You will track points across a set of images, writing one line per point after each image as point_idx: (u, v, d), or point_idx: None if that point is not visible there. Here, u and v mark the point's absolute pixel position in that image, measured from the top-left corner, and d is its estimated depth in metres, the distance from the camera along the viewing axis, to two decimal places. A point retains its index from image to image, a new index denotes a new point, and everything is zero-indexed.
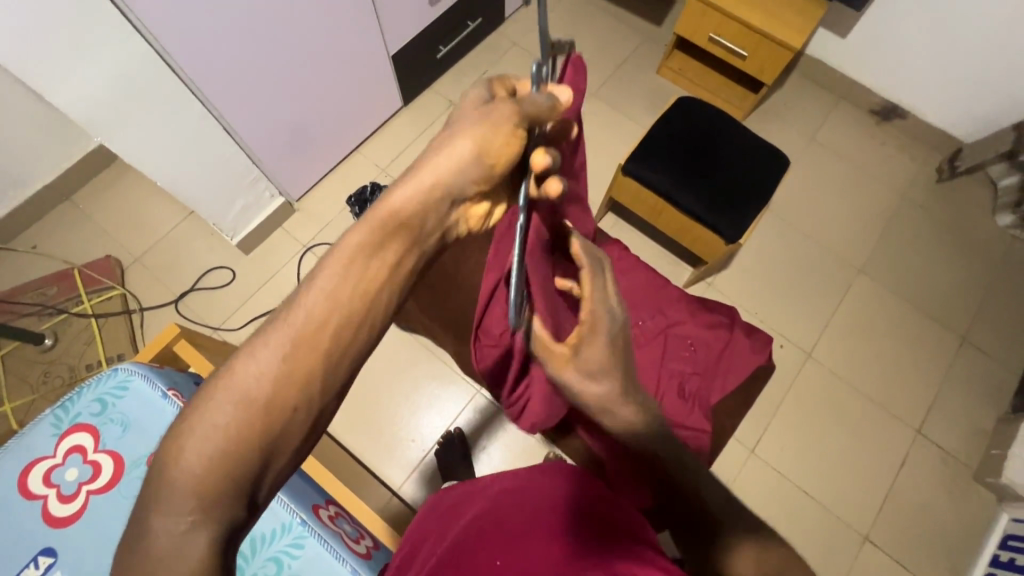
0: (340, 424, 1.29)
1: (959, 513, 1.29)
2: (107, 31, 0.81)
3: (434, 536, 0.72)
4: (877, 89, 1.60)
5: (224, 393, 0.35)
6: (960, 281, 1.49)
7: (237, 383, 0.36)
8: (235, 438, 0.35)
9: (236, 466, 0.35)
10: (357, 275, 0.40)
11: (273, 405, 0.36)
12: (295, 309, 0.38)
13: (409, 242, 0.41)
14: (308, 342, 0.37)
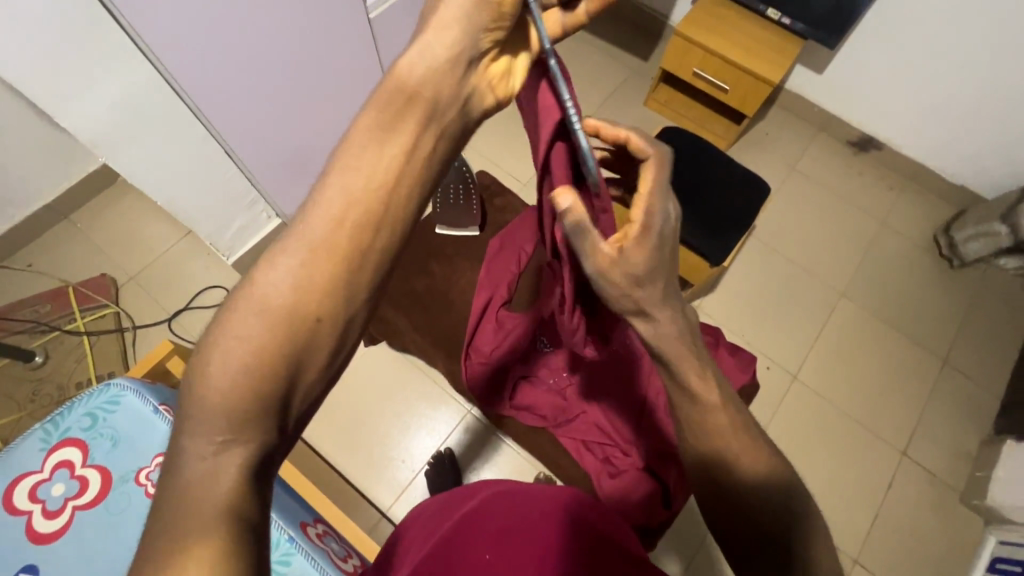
0: (329, 444, 1.28)
1: (947, 536, 1.30)
2: (115, 57, 0.84)
3: (422, 535, 0.70)
4: (854, 123, 1.67)
5: (248, 304, 0.43)
6: (940, 305, 1.54)
7: (258, 290, 0.44)
8: (259, 349, 0.42)
9: (256, 402, 0.42)
10: (367, 169, 0.46)
11: (293, 309, 0.44)
12: (311, 214, 0.46)
13: (422, 120, 0.48)
14: (323, 250, 0.45)
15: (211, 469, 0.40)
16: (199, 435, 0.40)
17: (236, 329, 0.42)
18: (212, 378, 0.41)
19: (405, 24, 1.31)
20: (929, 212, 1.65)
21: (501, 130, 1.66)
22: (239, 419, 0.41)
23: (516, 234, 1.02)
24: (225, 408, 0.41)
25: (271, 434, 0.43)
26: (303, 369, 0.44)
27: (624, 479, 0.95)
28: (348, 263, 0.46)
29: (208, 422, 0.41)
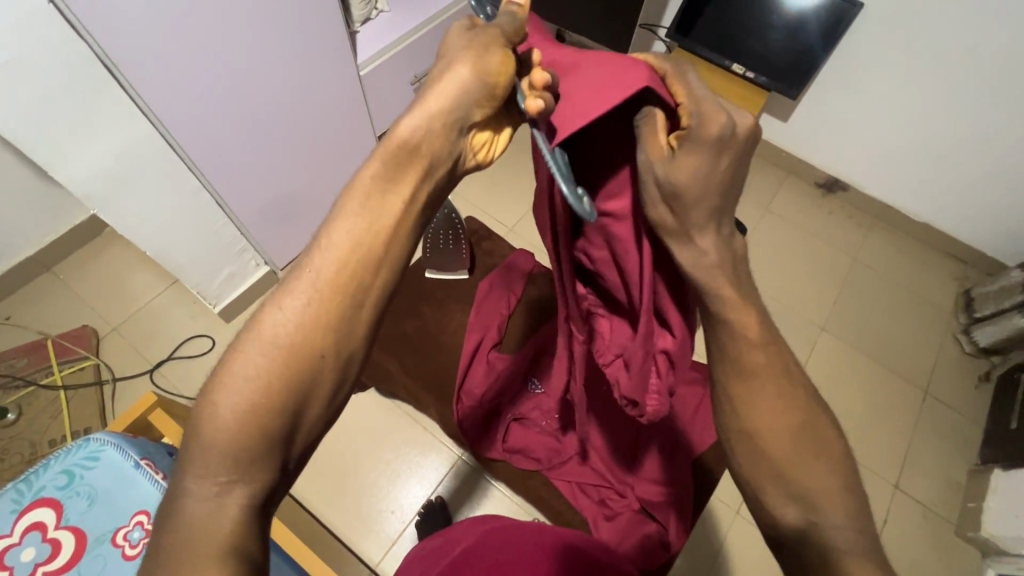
0: (316, 496, 1.24)
1: (947, 570, 1.29)
2: (112, 113, 0.87)
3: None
4: (820, 166, 1.77)
5: (254, 343, 0.46)
6: (916, 337, 1.58)
7: (265, 329, 0.46)
8: (263, 386, 0.45)
9: (259, 439, 0.45)
10: (369, 212, 0.48)
11: (295, 346, 0.46)
12: (316, 253, 0.48)
13: (419, 176, 0.49)
14: (327, 287, 0.48)
15: (213, 509, 0.43)
16: (202, 475, 0.43)
17: (242, 365, 0.45)
18: (220, 415, 0.44)
19: (394, 80, 1.38)
20: (896, 248, 1.72)
21: (487, 176, 1.71)
22: (242, 456, 0.44)
23: (504, 277, 1.08)
24: (229, 446, 0.44)
25: (273, 468, 0.46)
26: (304, 405, 0.47)
27: (620, 523, 0.93)
28: (348, 296, 0.48)
29: (213, 461, 0.44)
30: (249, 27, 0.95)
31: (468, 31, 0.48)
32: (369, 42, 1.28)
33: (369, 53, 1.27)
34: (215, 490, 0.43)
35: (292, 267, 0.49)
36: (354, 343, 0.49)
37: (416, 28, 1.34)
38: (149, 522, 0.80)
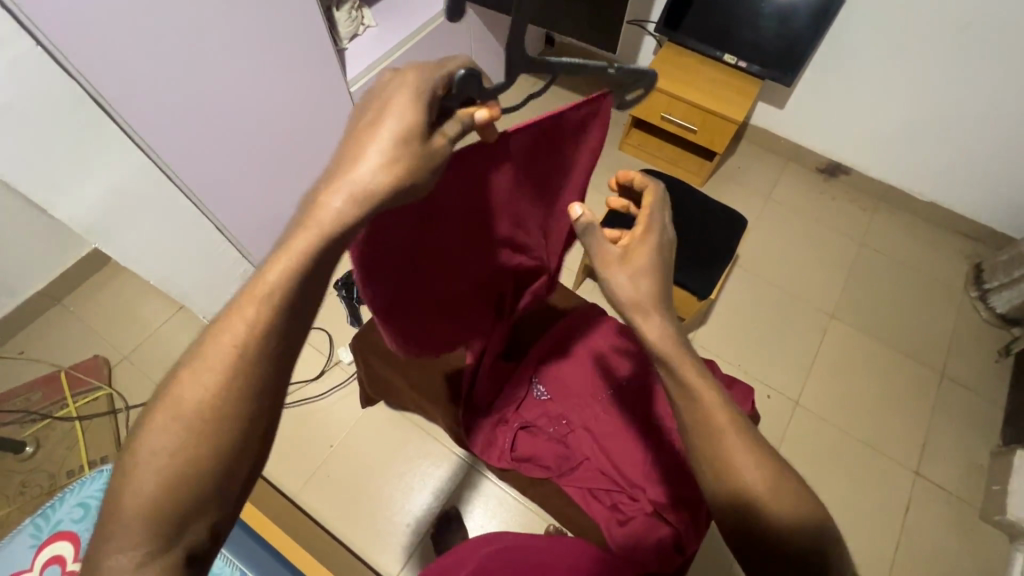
0: (328, 509, 1.25)
1: (976, 556, 1.26)
2: (112, 151, 0.89)
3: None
4: (821, 151, 1.75)
5: (166, 418, 0.44)
6: (929, 318, 1.56)
7: (180, 401, 0.45)
8: (186, 453, 0.44)
9: (179, 505, 0.44)
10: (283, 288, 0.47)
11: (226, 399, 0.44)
12: (222, 332, 0.46)
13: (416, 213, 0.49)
14: (242, 350, 0.46)
15: None
16: (120, 546, 0.43)
17: (156, 439, 0.44)
18: (139, 488, 0.43)
19: None
20: (903, 230, 1.70)
21: None
22: (177, 511, 0.44)
23: None
24: (142, 521, 0.43)
25: (202, 530, 0.45)
26: (230, 474, 0.46)
27: (631, 526, 0.92)
28: (265, 350, 0.46)
29: (129, 535, 0.43)
30: (239, 55, 0.97)
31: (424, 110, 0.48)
32: (358, 57, 1.29)
33: (358, 70, 1.27)
34: (159, 544, 0.43)
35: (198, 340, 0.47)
36: (278, 393, 0.48)
37: (404, 41, 1.34)
38: None
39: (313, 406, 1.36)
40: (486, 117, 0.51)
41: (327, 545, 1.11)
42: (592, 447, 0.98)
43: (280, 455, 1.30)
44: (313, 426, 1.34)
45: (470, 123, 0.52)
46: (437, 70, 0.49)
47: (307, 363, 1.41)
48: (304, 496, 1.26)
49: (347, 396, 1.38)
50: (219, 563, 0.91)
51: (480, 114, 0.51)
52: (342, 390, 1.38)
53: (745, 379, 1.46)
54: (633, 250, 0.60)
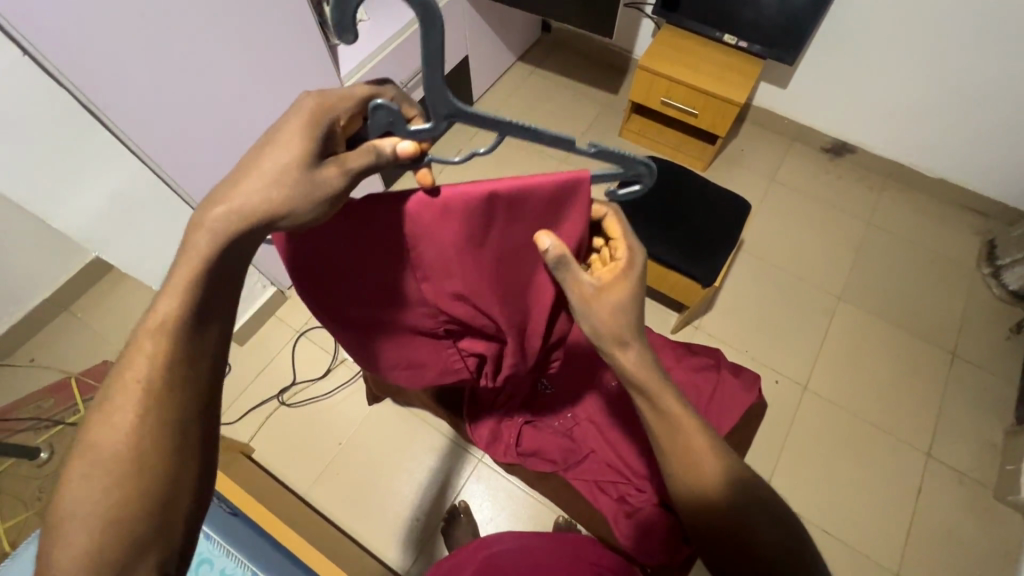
0: (337, 506, 1.26)
1: (990, 537, 1.24)
2: (106, 158, 0.89)
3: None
4: (825, 130, 1.71)
5: (85, 461, 0.43)
6: (938, 297, 1.53)
7: (102, 440, 0.43)
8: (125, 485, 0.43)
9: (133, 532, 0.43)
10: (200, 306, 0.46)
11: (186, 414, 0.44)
12: (135, 361, 0.45)
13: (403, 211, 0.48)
14: (169, 375, 0.46)
15: None
16: None
17: (79, 485, 0.42)
18: (76, 525, 0.42)
19: None
20: (911, 208, 1.66)
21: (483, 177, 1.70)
22: (137, 542, 0.43)
23: None
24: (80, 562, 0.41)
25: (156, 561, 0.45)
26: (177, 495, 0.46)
27: (638, 518, 0.91)
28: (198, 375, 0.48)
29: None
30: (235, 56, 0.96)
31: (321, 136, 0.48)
32: (351, 53, 1.28)
33: (351, 65, 1.26)
34: None
35: (115, 373, 0.46)
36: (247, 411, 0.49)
37: (397, 33, 1.33)
38: None
39: (319, 405, 1.37)
40: (414, 150, 0.51)
41: (337, 541, 1.12)
42: (597, 439, 0.99)
43: (288, 454, 1.32)
44: (321, 424, 1.34)
45: (381, 155, 0.51)
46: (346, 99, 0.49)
47: (313, 363, 1.42)
48: (314, 493, 1.27)
49: (353, 394, 1.38)
50: (231, 564, 0.93)
51: (401, 143, 0.50)
52: (348, 388, 1.39)
53: (752, 366, 1.44)
54: (609, 286, 0.60)
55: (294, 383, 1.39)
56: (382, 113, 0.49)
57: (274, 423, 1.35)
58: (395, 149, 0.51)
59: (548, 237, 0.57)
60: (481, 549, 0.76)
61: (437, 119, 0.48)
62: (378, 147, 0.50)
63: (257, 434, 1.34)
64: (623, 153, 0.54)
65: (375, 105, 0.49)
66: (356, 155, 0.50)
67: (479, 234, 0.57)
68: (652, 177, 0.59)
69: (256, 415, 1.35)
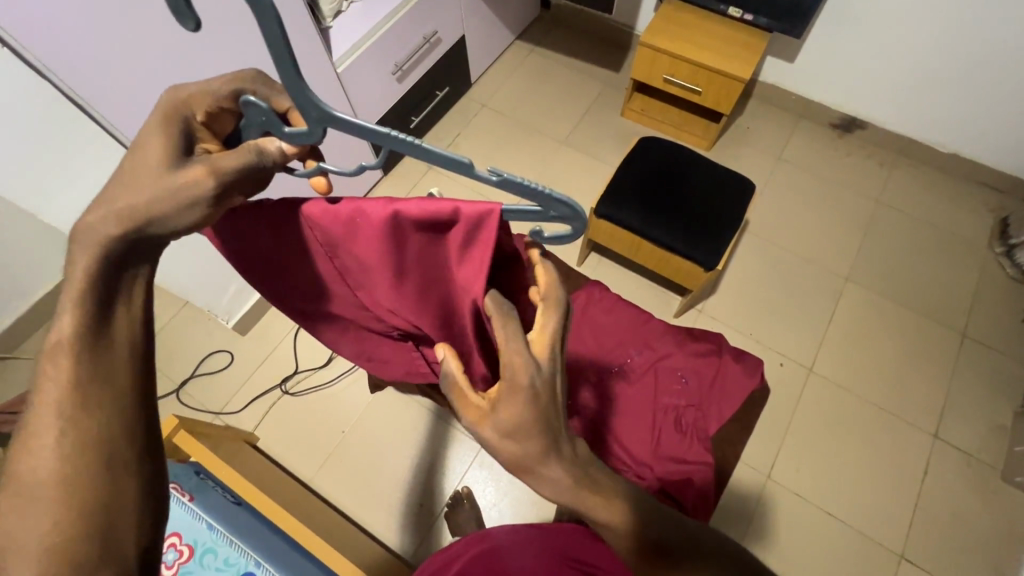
0: (341, 494, 1.27)
1: (996, 519, 1.24)
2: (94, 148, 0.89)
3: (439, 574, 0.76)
4: (834, 105, 1.66)
5: None
6: (949, 277, 1.50)
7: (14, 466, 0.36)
8: None
9: None
10: None
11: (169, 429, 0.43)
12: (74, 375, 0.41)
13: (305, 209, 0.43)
14: None
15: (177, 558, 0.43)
16: None
17: None
18: None
19: (375, 73, 1.34)
20: (922, 185, 1.62)
21: (483, 161, 1.67)
22: None
23: None
24: None
25: None
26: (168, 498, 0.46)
27: None
28: None
29: None
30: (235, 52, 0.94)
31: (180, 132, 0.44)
32: (343, 37, 1.25)
33: (344, 49, 1.23)
34: None
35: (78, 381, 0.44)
36: None
37: (390, 14, 1.29)
38: (182, 544, 0.93)
39: (322, 393, 1.37)
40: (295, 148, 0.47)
41: (341, 527, 1.14)
42: None
43: (292, 443, 1.33)
44: (324, 412, 1.35)
45: (261, 152, 0.45)
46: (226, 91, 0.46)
47: (314, 352, 1.42)
48: (318, 481, 1.29)
49: (354, 382, 1.38)
50: (234, 555, 0.93)
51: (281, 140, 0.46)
52: (349, 376, 1.39)
53: (757, 349, 1.43)
54: (500, 403, 0.45)
55: (296, 372, 1.39)
56: (254, 109, 0.45)
57: (277, 412, 1.36)
58: (276, 147, 0.45)
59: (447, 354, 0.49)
60: (473, 545, 0.79)
61: (308, 124, 0.42)
62: (256, 143, 0.45)
63: (261, 423, 1.35)
64: (532, 184, 0.40)
65: (247, 98, 0.45)
66: (228, 154, 0.43)
67: (385, 255, 0.52)
68: (576, 218, 0.44)
69: (260, 404, 1.36)
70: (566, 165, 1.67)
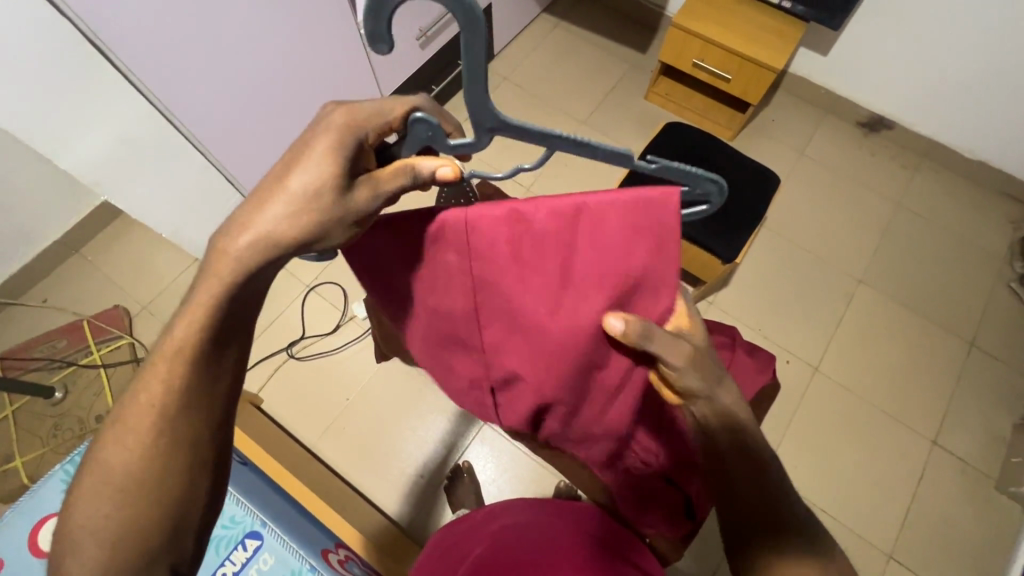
0: (342, 458, 1.29)
1: (985, 526, 1.26)
2: (116, 99, 0.86)
3: (455, 549, 0.80)
4: (862, 102, 1.63)
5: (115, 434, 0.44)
6: (963, 286, 1.49)
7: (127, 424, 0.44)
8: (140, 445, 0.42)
9: None
10: (211, 269, 0.45)
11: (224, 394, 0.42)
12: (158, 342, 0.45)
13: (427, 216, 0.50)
14: (179, 337, 0.45)
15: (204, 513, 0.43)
16: None
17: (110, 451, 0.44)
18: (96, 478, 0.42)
19: (399, 37, 1.30)
20: (944, 191, 1.60)
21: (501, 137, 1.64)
22: None
23: None
24: None
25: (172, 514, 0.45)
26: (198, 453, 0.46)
27: (642, 489, 0.87)
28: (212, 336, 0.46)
29: None
30: None
31: (339, 147, 0.45)
32: None
33: None
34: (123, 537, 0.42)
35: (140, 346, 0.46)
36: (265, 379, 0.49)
37: None
38: None
39: (327, 360, 1.37)
40: (449, 174, 0.46)
41: (343, 492, 1.15)
42: None
43: (296, 407, 1.33)
44: (329, 378, 1.36)
45: (414, 176, 0.46)
46: (385, 113, 0.46)
47: (322, 318, 1.41)
48: (322, 446, 1.30)
49: (360, 351, 1.38)
50: (241, 512, 0.92)
51: (440, 169, 0.46)
52: (356, 344, 1.39)
53: (765, 345, 1.43)
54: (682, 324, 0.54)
55: (303, 337, 1.39)
56: (423, 125, 0.45)
57: (283, 375, 1.36)
58: (433, 174, 0.46)
59: (622, 319, 0.50)
60: (487, 525, 0.81)
61: (479, 134, 0.45)
62: (414, 167, 0.46)
63: (266, 385, 1.35)
64: (681, 167, 0.49)
65: (416, 115, 0.45)
66: (390, 175, 0.46)
67: (545, 269, 0.50)
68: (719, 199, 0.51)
69: (266, 367, 1.37)
70: (585, 145, 1.64)
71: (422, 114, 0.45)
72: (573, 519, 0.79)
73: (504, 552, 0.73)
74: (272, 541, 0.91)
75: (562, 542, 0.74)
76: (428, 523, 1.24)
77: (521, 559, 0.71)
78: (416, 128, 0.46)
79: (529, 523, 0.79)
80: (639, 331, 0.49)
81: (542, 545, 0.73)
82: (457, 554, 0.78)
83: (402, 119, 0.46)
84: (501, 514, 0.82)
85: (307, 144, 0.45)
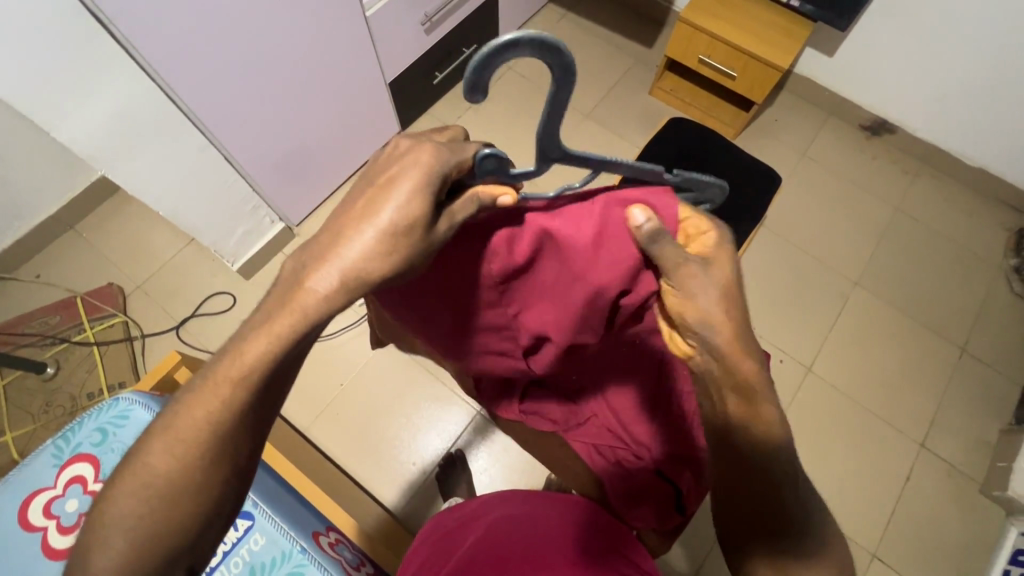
0: (335, 444, 1.29)
1: (968, 528, 1.28)
2: (115, 73, 0.85)
3: (452, 538, 0.80)
4: (866, 105, 1.63)
5: None
6: (957, 291, 1.50)
7: None
8: None
9: None
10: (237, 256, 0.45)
11: None
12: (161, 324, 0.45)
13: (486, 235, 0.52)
14: None
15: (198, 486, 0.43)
16: None
17: None
18: None
19: (404, 21, 1.28)
20: (942, 196, 1.60)
21: (504, 126, 1.64)
22: None
23: None
24: None
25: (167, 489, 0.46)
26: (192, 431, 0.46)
27: (632, 481, 0.89)
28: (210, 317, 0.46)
29: None
30: None
31: (423, 185, 0.45)
32: None
33: None
34: None
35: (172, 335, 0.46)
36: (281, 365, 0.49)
37: None
38: None
39: (323, 344, 1.37)
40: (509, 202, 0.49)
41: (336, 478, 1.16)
42: (600, 403, 0.91)
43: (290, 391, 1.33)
44: (323, 363, 1.35)
45: (482, 206, 0.49)
46: (456, 152, 0.47)
47: None
48: (314, 431, 1.30)
49: (356, 337, 1.38)
50: None
51: (502, 198, 0.49)
52: (353, 329, 1.39)
53: (760, 344, 1.43)
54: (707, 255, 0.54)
55: None
56: (493, 161, 0.47)
57: None
58: (496, 203, 0.49)
59: (643, 211, 0.50)
60: (486, 515, 0.81)
61: (542, 161, 0.46)
62: (480, 198, 0.48)
63: None
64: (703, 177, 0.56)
65: (486, 151, 0.47)
66: (462, 208, 0.48)
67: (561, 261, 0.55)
68: (721, 200, 0.60)
69: None
70: (588, 138, 1.63)
71: (490, 152, 0.47)
72: (569, 513, 0.79)
73: (500, 545, 0.73)
74: (264, 523, 0.90)
75: (561, 541, 0.73)
76: (420, 511, 1.24)
77: (517, 554, 0.70)
78: (484, 163, 0.48)
79: (528, 516, 0.79)
80: (650, 233, 0.50)
81: (540, 541, 0.73)
82: (454, 543, 0.79)
83: (473, 155, 0.48)
84: (503, 503, 0.83)
85: (394, 178, 0.46)
